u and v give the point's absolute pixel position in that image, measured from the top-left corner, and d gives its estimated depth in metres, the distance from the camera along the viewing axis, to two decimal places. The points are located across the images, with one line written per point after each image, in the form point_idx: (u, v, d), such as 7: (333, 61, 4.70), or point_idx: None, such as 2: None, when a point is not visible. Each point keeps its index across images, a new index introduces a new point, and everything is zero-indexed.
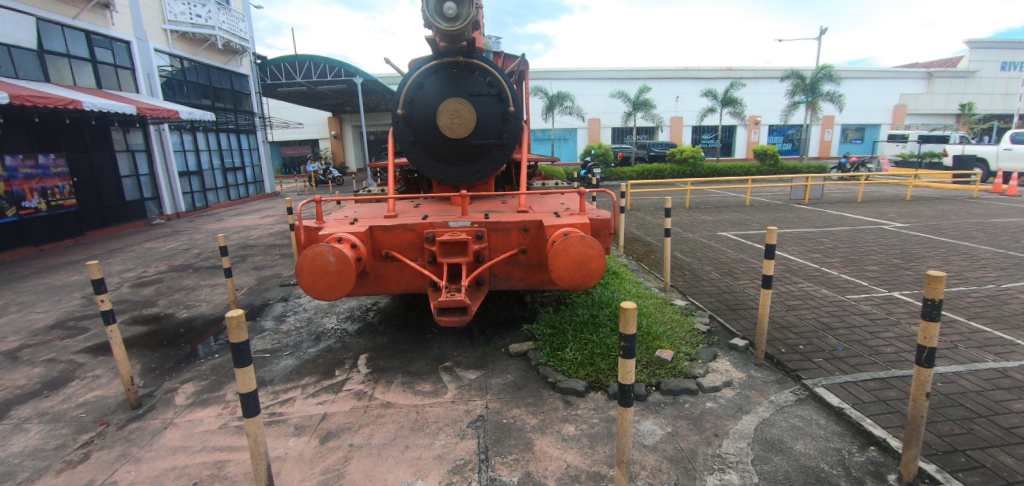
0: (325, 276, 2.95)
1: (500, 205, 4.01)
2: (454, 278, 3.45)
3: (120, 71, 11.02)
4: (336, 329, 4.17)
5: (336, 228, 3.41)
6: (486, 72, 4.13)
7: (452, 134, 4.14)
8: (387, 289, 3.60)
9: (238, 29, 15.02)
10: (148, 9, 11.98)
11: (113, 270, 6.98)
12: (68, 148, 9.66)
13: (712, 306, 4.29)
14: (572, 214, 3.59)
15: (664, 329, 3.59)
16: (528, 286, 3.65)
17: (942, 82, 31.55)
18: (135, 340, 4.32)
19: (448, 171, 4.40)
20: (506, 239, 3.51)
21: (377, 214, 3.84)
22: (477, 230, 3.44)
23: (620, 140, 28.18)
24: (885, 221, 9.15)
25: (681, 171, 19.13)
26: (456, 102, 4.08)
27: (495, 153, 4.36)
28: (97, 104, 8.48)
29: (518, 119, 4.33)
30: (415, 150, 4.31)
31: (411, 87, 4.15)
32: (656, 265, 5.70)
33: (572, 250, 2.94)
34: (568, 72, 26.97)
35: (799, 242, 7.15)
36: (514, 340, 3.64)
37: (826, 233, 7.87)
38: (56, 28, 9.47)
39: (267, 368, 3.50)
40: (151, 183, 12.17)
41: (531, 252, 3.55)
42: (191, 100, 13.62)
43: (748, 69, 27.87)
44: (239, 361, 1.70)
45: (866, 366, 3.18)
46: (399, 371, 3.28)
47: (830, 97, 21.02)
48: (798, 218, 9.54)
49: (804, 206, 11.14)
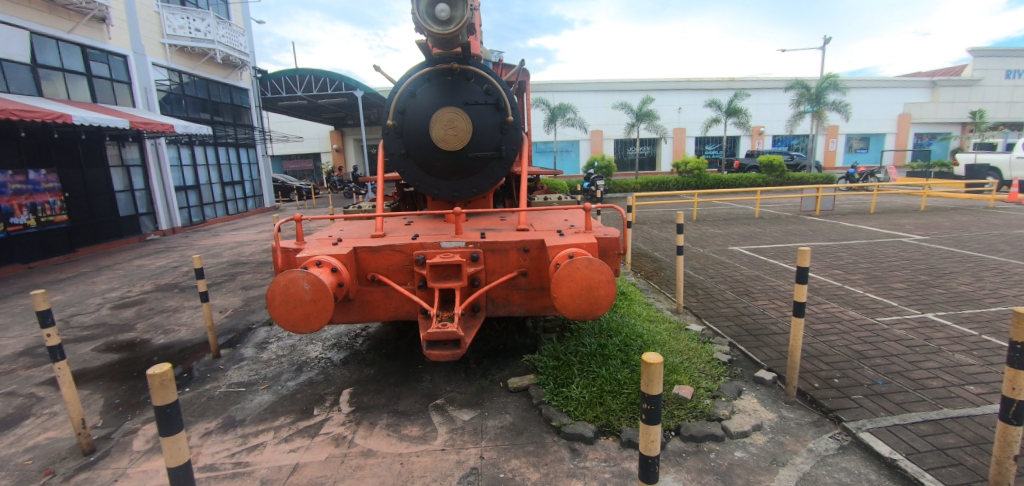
0: (300, 306, 2.61)
1: (498, 223, 3.69)
2: (447, 304, 3.11)
3: (116, 85, 10.89)
4: (320, 358, 3.82)
5: (317, 250, 3.08)
6: (483, 80, 3.85)
7: (445, 146, 3.84)
8: (374, 316, 3.28)
9: (238, 44, 14.94)
10: (147, 23, 11.85)
11: (97, 290, 6.68)
12: (60, 163, 9.46)
13: (732, 331, 3.91)
14: (577, 232, 3.26)
15: (681, 360, 3.23)
16: (528, 312, 3.30)
17: (945, 91, 31.38)
18: (104, 370, 3.98)
19: (442, 185, 4.10)
20: (504, 260, 3.17)
21: (363, 233, 3.51)
22: (472, 250, 3.12)
23: (623, 152, 27.98)
24: (903, 233, 8.76)
25: (686, 182, 18.70)
26: (451, 112, 3.78)
27: (492, 166, 4.05)
28: (87, 119, 8.28)
29: (517, 130, 4.04)
30: (407, 163, 4.02)
31: (403, 96, 3.86)
32: (666, 284, 5.32)
33: (578, 276, 2.60)
34: (570, 84, 26.93)
35: (816, 257, 6.78)
36: (514, 372, 3.28)
37: (843, 247, 7.48)
38: (51, 41, 9.36)
39: (239, 406, 3.15)
40: (146, 198, 11.94)
41: (532, 274, 3.22)
42: (189, 114, 13.47)
43: (750, 80, 27.76)
44: (165, 430, 1.36)
45: (914, 404, 2.80)
46: (384, 411, 2.92)
47: (835, 107, 20.74)
48: (811, 230, 9.17)
49: (816, 218, 10.76)
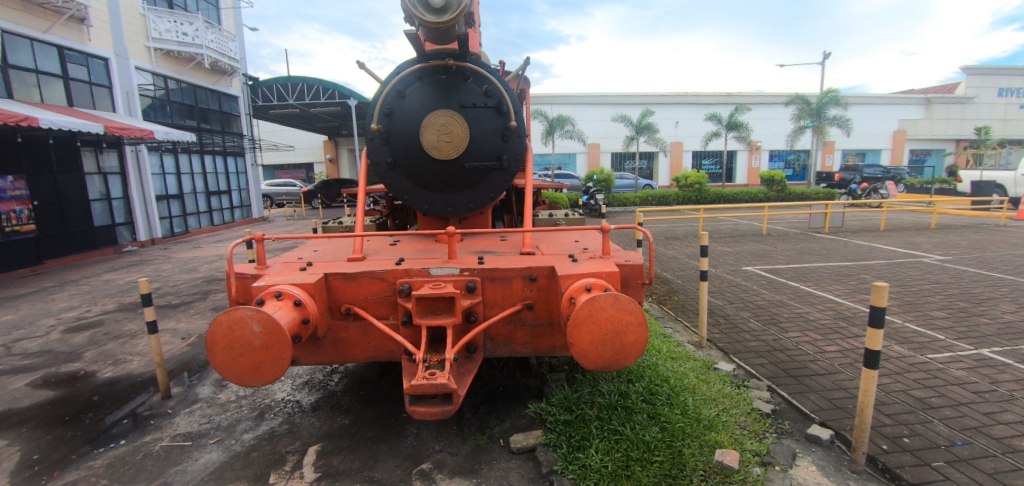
0: (248, 354, 2.04)
1: (499, 245, 3.18)
2: (435, 344, 2.55)
3: (95, 88, 10.35)
4: (287, 401, 3.24)
5: (279, 278, 2.54)
6: (482, 79, 3.36)
7: (438, 154, 3.33)
8: (348, 357, 2.73)
9: (228, 49, 14.45)
10: (131, 25, 11.36)
11: (52, 310, 6.02)
12: (29, 169, 8.87)
13: (768, 372, 3.39)
14: (593, 258, 2.75)
15: (715, 412, 2.71)
16: (535, 352, 2.77)
17: (940, 108, 31.66)
18: (31, 412, 3.35)
19: (434, 199, 3.58)
20: (507, 291, 2.64)
21: (340, 256, 2.97)
22: (468, 279, 2.59)
23: (621, 165, 27.73)
24: (922, 253, 8.32)
25: (686, 196, 18.33)
26: (445, 116, 3.28)
27: (491, 178, 3.56)
28: (55, 122, 7.71)
29: (521, 137, 3.55)
30: (394, 174, 3.51)
31: (389, 96, 3.36)
32: (683, 311, 4.78)
33: (601, 317, 2.06)
34: (568, 97, 26.78)
35: (838, 279, 6.29)
36: (515, 427, 2.72)
37: (863, 268, 7.01)
38: (24, 41, 8.85)
39: (179, 468, 2.54)
40: (124, 207, 11.31)
41: (540, 308, 2.68)
42: (174, 120, 12.92)
43: (748, 95, 27.73)
44: None
45: (1011, 475, 2.27)
46: (357, 479, 2.34)
47: (836, 122, 20.52)
48: (825, 249, 8.71)
49: (825, 235, 10.36)
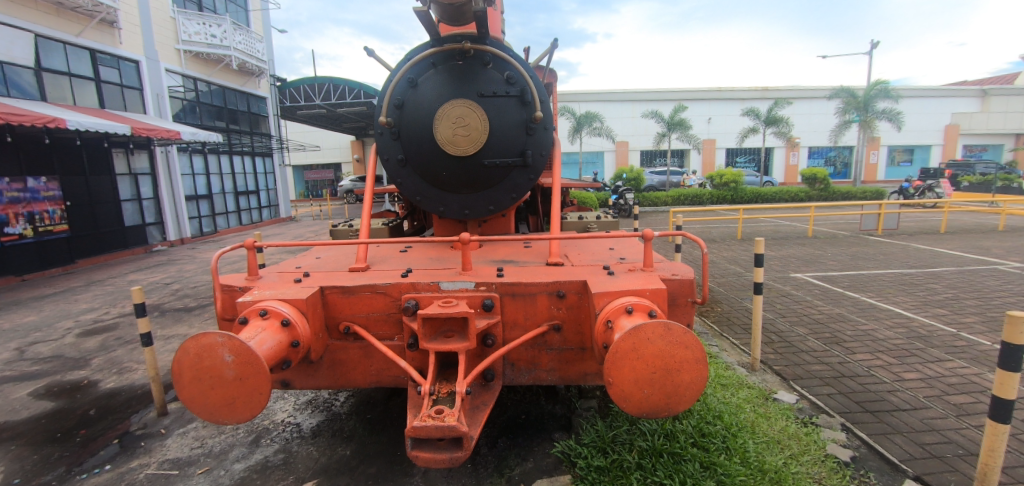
0: (220, 388, 1.73)
1: (522, 254, 2.78)
2: (445, 371, 2.18)
3: (127, 91, 10.53)
4: (287, 424, 2.94)
5: (269, 291, 2.22)
6: (504, 65, 2.97)
7: (454, 150, 2.96)
8: (348, 381, 2.39)
9: (256, 50, 14.57)
10: (161, 28, 11.52)
11: (73, 311, 6.01)
12: (62, 170, 9.07)
13: (839, 405, 2.87)
14: (632, 272, 2.31)
15: (783, 459, 2.22)
16: (562, 381, 2.35)
17: (1000, 100, 29.32)
18: (27, 425, 3.18)
19: (449, 200, 3.21)
20: (530, 309, 2.23)
21: (342, 265, 2.64)
22: (484, 295, 2.19)
23: (650, 163, 26.86)
24: (997, 259, 7.42)
25: (721, 195, 17.42)
26: (462, 106, 2.89)
27: (514, 177, 3.16)
28: (82, 123, 7.77)
29: (547, 131, 3.13)
30: (406, 173, 3.16)
31: (400, 86, 3.00)
32: (728, 326, 4.27)
33: (647, 353, 1.62)
34: (596, 94, 26.15)
35: (904, 289, 5.60)
36: (538, 468, 2.30)
37: (931, 276, 6.25)
38: (58, 45, 9.04)
39: None
40: (155, 207, 11.50)
41: (569, 330, 2.27)
42: (203, 122, 13.11)
43: (787, 89, 26.37)
44: None
45: None
46: None
47: (886, 115, 19.12)
48: (882, 254, 7.93)
49: (880, 238, 9.48)
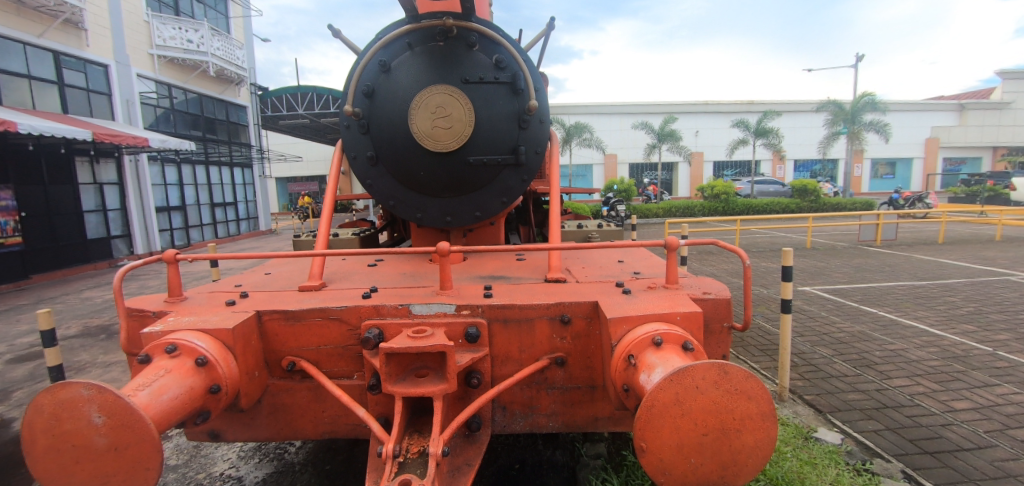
0: (90, 463, 1.23)
1: (514, 268, 2.32)
2: (417, 421, 1.68)
3: (94, 96, 9.93)
4: (225, 480, 2.38)
5: (188, 318, 1.71)
6: (492, 47, 2.54)
7: (433, 145, 2.50)
8: (294, 432, 1.88)
9: (236, 57, 14.06)
10: (133, 32, 10.97)
11: (8, 334, 5.34)
12: (17, 179, 8.41)
13: (891, 445, 2.43)
14: (654, 289, 1.86)
15: None
16: (566, 427, 1.86)
17: (975, 115, 30.04)
18: None
19: (428, 205, 2.74)
20: (526, 339, 1.75)
21: (292, 283, 2.14)
22: (468, 323, 1.71)
23: (639, 176, 26.78)
24: (1005, 270, 7.15)
25: (713, 207, 17.21)
26: (442, 93, 2.44)
27: (504, 177, 2.70)
28: (36, 127, 7.15)
29: (542, 125, 2.70)
30: (378, 172, 2.69)
31: (369, 71, 2.55)
32: (743, 347, 3.84)
33: (695, 407, 1.16)
34: (584, 107, 26.16)
35: (922, 302, 5.24)
36: None
37: (944, 288, 5.91)
38: (17, 46, 8.47)
39: None
40: (122, 219, 10.80)
41: (575, 364, 1.80)
42: (178, 130, 12.51)
43: (772, 103, 26.67)
44: None
45: None
46: None
47: (873, 127, 19.25)
48: (886, 265, 7.62)
49: (879, 249, 9.23)
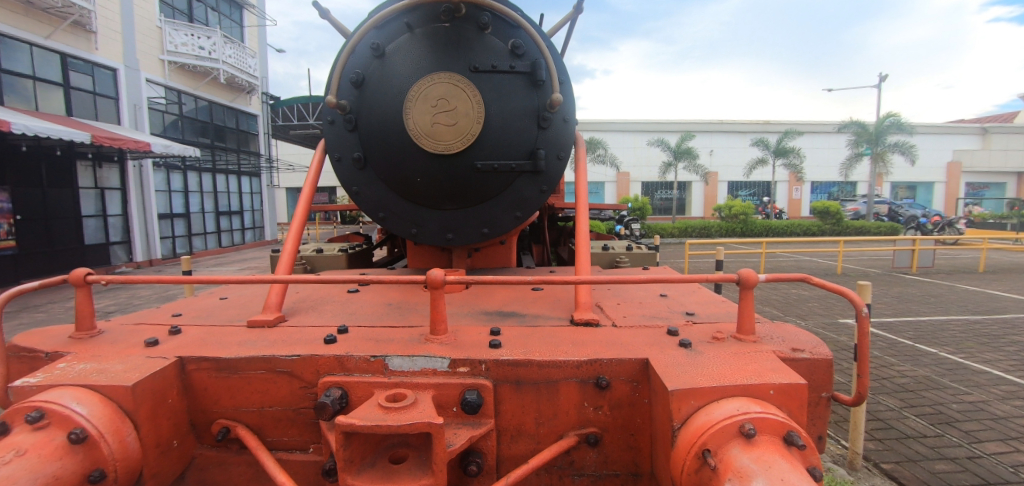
0: None
1: (528, 302, 1.84)
2: None
3: (100, 99, 9.79)
4: None
5: (85, 366, 1.25)
6: (508, 30, 2.10)
7: (433, 145, 2.05)
8: None
9: (248, 66, 13.98)
10: (145, 37, 10.89)
11: None
12: (15, 181, 8.19)
13: None
14: (722, 341, 1.36)
15: None
16: None
17: (1000, 139, 29.14)
18: None
19: (425, 217, 2.27)
20: (548, 407, 1.26)
21: (244, 314, 1.67)
22: (466, 384, 1.22)
23: (651, 195, 26.28)
24: None
25: (730, 228, 16.60)
26: (446, 82, 1.99)
27: (519, 186, 2.24)
28: (31, 127, 6.88)
29: (565, 125, 2.24)
30: (366, 177, 2.25)
31: (358, 56, 2.11)
32: None
33: None
34: (598, 124, 25.86)
35: (987, 341, 4.60)
36: None
37: (1006, 325, 5.26)
38: (24, 46, 8.36)
39: None
40: (122, 225, 10.55)
41: (613, 442, 1.30)
42: (185, 137, 12.35)
43: (789, 123, 26.12)
44: None
45: None
46: None
47: (897, 148, 18.56)
48: (931, 295, 6.96)
49: (917, 277, 8.55)
